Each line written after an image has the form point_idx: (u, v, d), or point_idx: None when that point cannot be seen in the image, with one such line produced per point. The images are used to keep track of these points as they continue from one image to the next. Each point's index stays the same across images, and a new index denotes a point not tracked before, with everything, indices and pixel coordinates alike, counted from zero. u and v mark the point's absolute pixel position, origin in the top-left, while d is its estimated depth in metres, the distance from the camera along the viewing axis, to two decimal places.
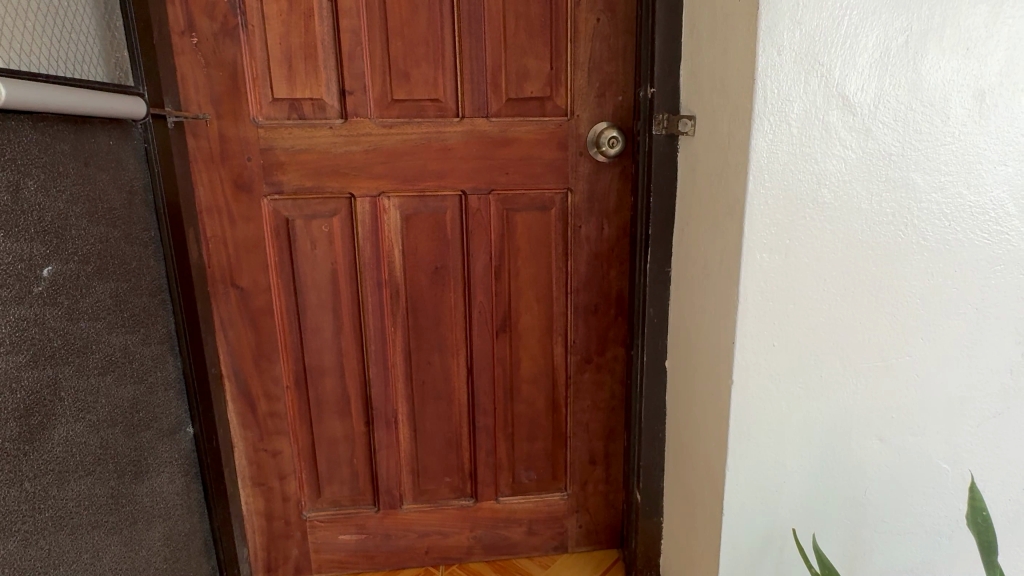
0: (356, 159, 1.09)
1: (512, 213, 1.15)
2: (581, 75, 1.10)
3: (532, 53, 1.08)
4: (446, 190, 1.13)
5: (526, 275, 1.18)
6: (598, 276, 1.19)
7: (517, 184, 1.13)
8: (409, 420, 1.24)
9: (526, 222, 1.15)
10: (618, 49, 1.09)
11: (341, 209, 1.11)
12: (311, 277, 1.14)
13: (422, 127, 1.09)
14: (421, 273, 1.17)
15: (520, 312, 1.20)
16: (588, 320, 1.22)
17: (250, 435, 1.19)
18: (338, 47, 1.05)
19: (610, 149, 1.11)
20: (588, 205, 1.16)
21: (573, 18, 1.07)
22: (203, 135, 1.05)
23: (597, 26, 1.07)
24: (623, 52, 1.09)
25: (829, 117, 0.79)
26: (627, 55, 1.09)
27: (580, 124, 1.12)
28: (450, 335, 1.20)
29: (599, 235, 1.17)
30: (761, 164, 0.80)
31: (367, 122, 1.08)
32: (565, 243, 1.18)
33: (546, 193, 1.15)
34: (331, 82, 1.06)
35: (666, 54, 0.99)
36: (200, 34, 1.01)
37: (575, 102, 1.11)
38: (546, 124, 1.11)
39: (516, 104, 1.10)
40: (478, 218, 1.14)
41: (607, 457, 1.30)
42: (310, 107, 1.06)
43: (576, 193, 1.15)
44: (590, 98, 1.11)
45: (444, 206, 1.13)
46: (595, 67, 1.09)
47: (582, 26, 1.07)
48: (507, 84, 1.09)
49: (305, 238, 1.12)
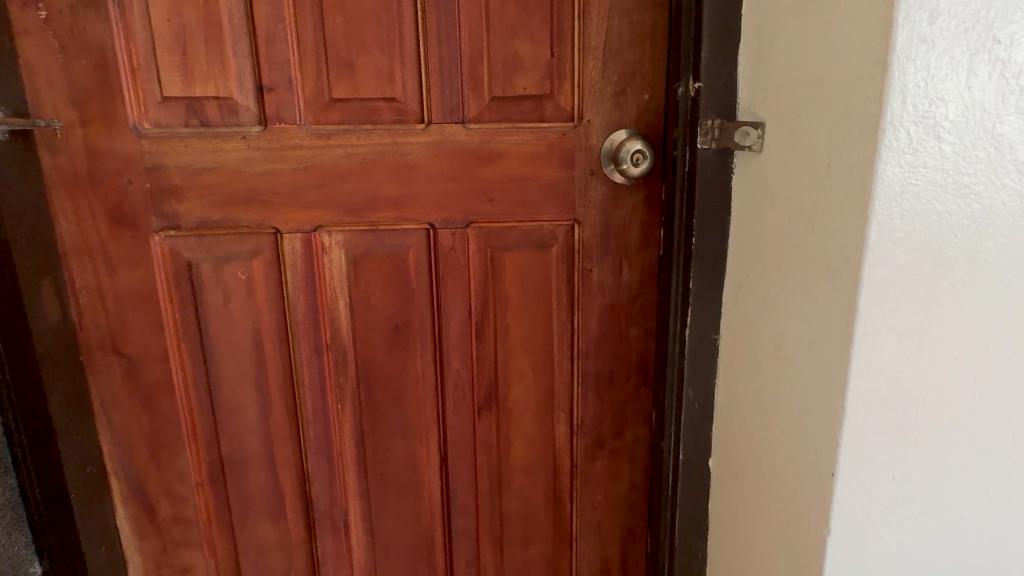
0: (281, 181, 0.79)
1: (498, 253, 0.85)
2: (594, 65, 0.79)
3: (524, 34, 0.78)
4: (408, 223, 0.82)
5: (518, 335, 0.88)
6: (614, 335, 0.89)
7: (506, 215, 0.83)
8: (364, 523, 0.94)
9: (517, 265, 0.86)
10: (645, 29, 0.79)
11: (264, 249, 0.81)
12: (226, 340, 0.84)
13: (373, 137, 0.79)
14: (376, 332, 0.86)
15: (510, 382, 0.90)
16: (601, 392, 0.92)
17: (150, 547, 0.90)
18: (252, 25, 0.75)
19: (634, 168, 0.80)
20: (601, 243, 0.85)
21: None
22: (64, 149, 0.75)
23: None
24: (652, 33, 0.79)
25: (1002, 127, 0.49)
26: (658, 38, 0.79)
27: (591, 132, 0.81)
28: (416, 413, 0.90)
29: (616, 281, 0.87)
30: (890, 202, 0.50)
31: (297, 131, 0.78)
32: (570, 292, 0.88)
33: (543, 225, 0.84)
34: (244, 73, 0.76)
35: (719, 29, 0.67)
36: (51, 7, 0.71)
37: (584, 103, 0.81)
38: (544, 133, 0.81)
39: (503, 105, 0.80)
40: (451, 260, 0.84)
41: (625, 564, 1.00)
42: (215, 108, 0.76)
43: (584, 226, 0.85)
44: (607, 97, 0.80)
45: (406, 243, 0.83)
46: (613, 52, 0.79)
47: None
48: (491, 77, 0.79)
49: (215, 288, 0.82)
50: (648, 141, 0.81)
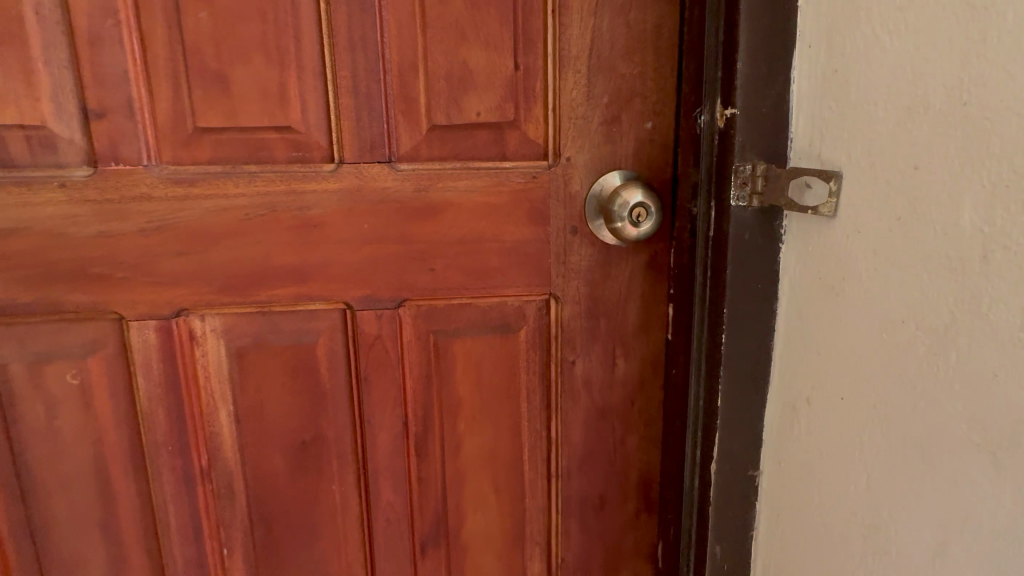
0: (125, 246, 0.54)
1: (444, 341, 0.61)
2: (576, 82, 0.56)
3: (476, 38, 0.55)
4: (314, 303, 0.58)
5: (473, 448, 0.64)
6: (606, 447, 0.66)
7: (454, 290, 0.60)
8: None
9: (471, 357, 0.62)
10: (647, 32, 0.56)
11: (102, 343, 0.56)
12: (52, 470, 0.59)
13: (259, 183, 0.55)
14: (274, 451, 0.62)
15: (465, 513, 0.66)
16: (588, 521, 0.68)
17: None
18: (72, 21, 0.51)
19: (631, 228, 0.57)
20: (588, 325, 0.62)
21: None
22: None
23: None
24: (656, 38, 0.56)
25: None
26: (665, 45, 0.56)
27: (573, 175, 0.58)
28: (334, 557, 0.65)
29: (607, 376, 0.64)
30: None
31: (146, 174, 0.54)
32: (545, 390, 0.64)
33: (507, 303, 0.61)
34: (63, 92, 0.52)
35: (765, 29, 0.44)
36: None
37: (562, 135, 0.57)
38: (506, 176, 0.58)
39: (448, 137, 0.57)
40: (377, 351, 0.60)
41: None
42: (19, 142, 0.52)
43: (564, 303, 0.61)
44: (594, 127, 0.57)
45: (313, 329, 0.59)
46: (602, 65, 0.56)
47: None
48: (429, 99, 0.56)
49: (32, 398, 0.57)
50: (651, 189, 0.58)
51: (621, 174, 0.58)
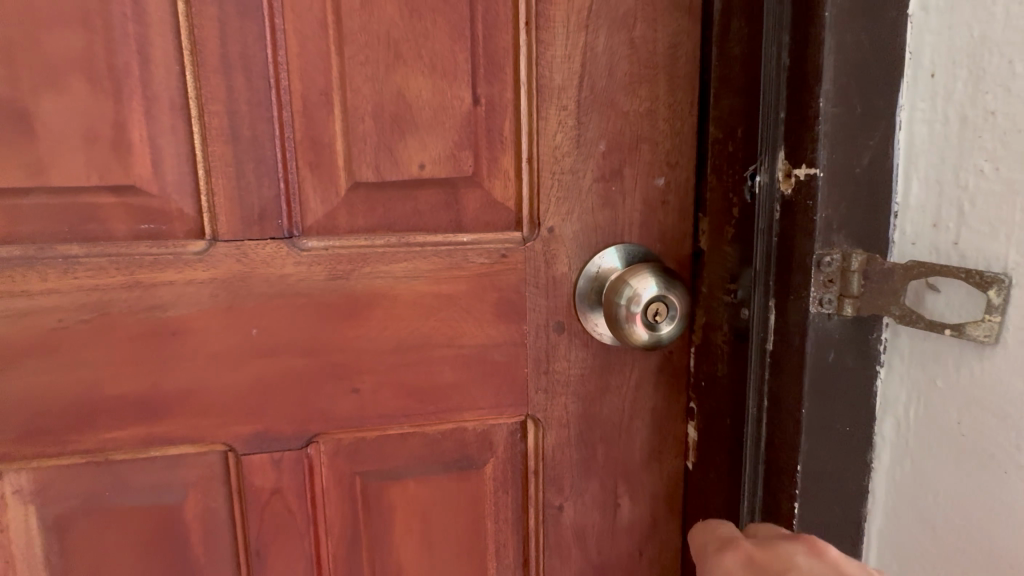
0: None
1: (377, 489, 0.42)
2: (561, 123, 0.40)
3: (416, 62, 0.38)
4: (178, 446, 0.39)
5: None
6: None
7: (389, 416, 0.41)
8: None
9: (416, 508, 0.43)
10: (658, 54, 0.40)
11: None
12: None
13: (84, 272, 0.36)
14: None
15: None
16: None
17: None
18: None
19: (644, 329, 0.39)
20: (580, 455, 0.45)
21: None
22: None
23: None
24: (670, 61, 0.40)
25: None
26: (682, 72, 0.40)
27: (557, 252, 0.41)
28: None
29: (608, 523, 0.46)
30: None
31: None
32: (522, 547, 0.46)
33: (465, 431, 0.43)
34: None
35: (859, 47, 0.29)
36: None
37: (543, 196, 0.41)
38: (461, 254, 0.40)
39: (378, 200, 0.40)
40: (277, 510, 0.41)
41: None
42: None
43: (546, 427, 0.44)
44: (587, 184, 0.41)
45: (178, 483, 0.40)
46: (597, 99, 0.40)
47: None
48: (350, 147, 0.39)
49: None
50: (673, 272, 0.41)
51: (626, 249, 0.42)
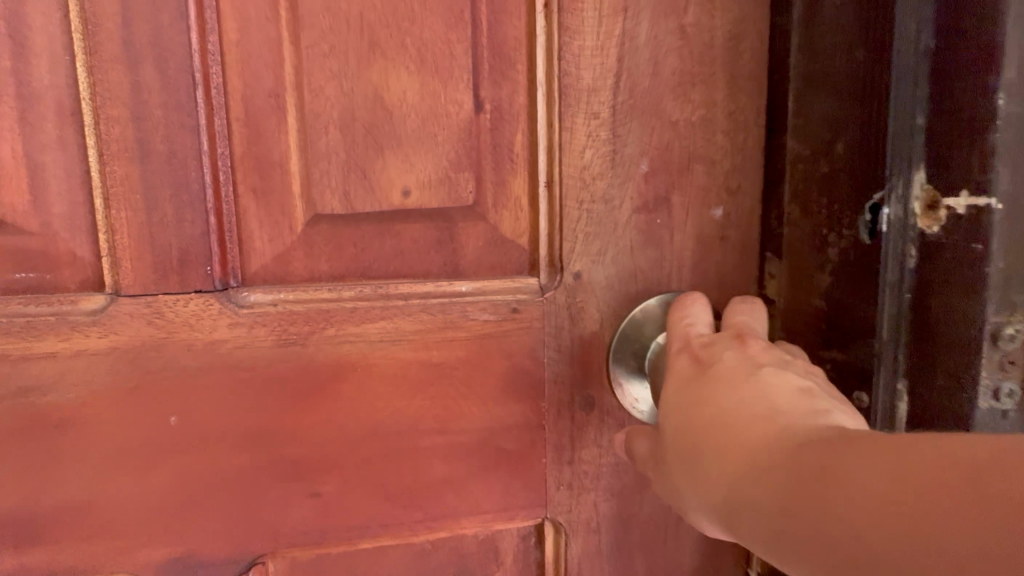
0: None
1: None
2: (591, 137, 0.30)
3: (399, 56, 0.29)
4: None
5: None
6: None
7: (360, 528, 0.31)
8: None
9: None
10: (715, 48, 0.31)
11: None
12: None
13: None
14: None
15: None
16: None
17: None
18: None
19: None
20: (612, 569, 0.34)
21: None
22: None
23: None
24: (732, 58, 0.31)
25: None
26: (746, 73, 0.31)
27: (586, 304, 0.31)
28: None
29: None
30: None
31: None
32: None
33: (463, 543, 0.32)
34: None
35: None
36: None
37: (566, 232, 0.31)
38: (459, 310, 0.30)
39: (347, 238, 0.30)
40: None
41: None
42: None
43: (569, 535, 0.33)
44: (625, 217, 0.31)
45: None
46: (637, 105, 0.30)
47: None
48: (310, 168, 0.29)
49: None
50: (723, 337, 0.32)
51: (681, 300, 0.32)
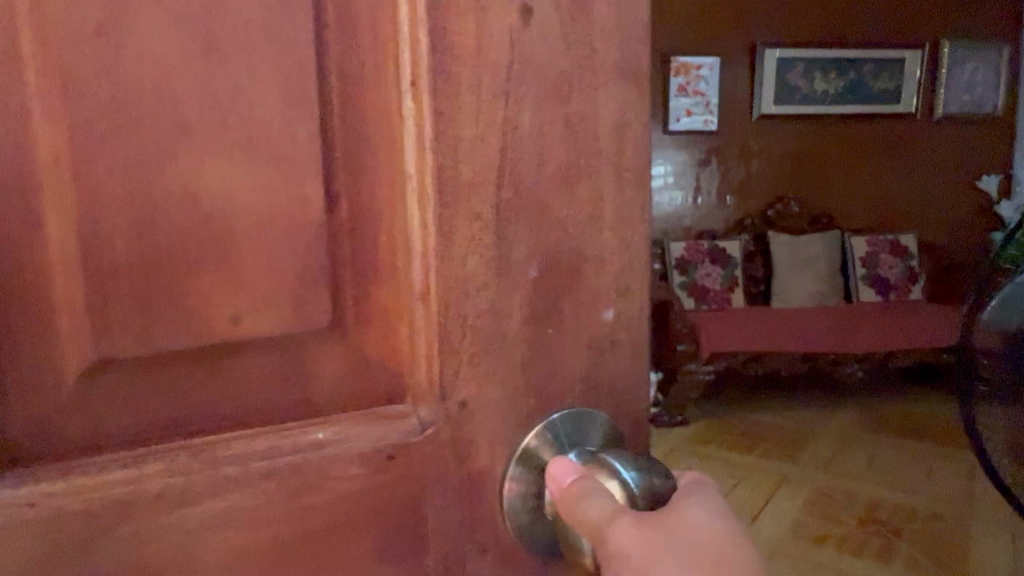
0: None
1: None
2: (472, 242, 0.25)
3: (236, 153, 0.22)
4: None
5: None
6: None
7: None
8: None
9: None
10: (601, 138, 0.26)
11: None
12: None
13: None
14: None
15: None
16: None
17: None
18: None
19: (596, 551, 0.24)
20: None
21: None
22: None
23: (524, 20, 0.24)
24: (616, 147, 0.26)
25: None
26: (629, 161, 0.26)
27: (475, 441, 0.26)
28: None
29: None
30: None
31: None
32: None
33: None
34: None
35: None
36: None
37: (446, 358, 0.25)
38: (319, 468, 0.23)
39: (164, 386, 0.22)
40: None
41: None
42: None
43: None
44: (514, 334, 0.26)
45: None
46: (525, 209, 0.25)
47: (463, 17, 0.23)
48: (101, 303, 0.21)
49: None
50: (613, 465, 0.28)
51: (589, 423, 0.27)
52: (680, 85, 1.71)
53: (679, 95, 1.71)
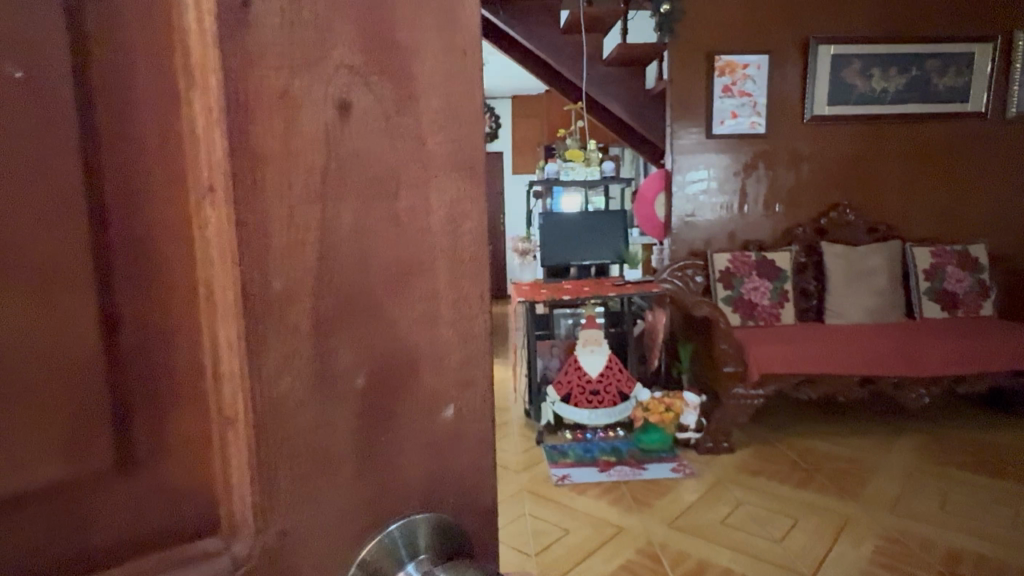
0: None
1: None
2: (303, 389, 0.17)
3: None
4: None
5: None
6: None
7: None
8: None
9: None
10: (458, 236, 0.19)
11: None
12: None
13: None
14: None
15: None
16: None
17: None
18: None
19: None
20: None
21: (205, 25, 0.15)
22: None
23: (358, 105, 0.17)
24: (451, 244, 0.19)
25: None
26: (469, 260, 0.20)
27: None
28: None
29: None
30: None
31: None
32: None
33: None
34: None
35: None
36: None
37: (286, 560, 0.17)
38: None
39: None
40: None
41: None
42: None
43: None
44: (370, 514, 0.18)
45: None
46: (362, 340, 0.17)
47: (268, 75, 0.15)
48: None
49: None
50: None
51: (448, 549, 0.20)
52: (725, 86, 1.61)
53: (723, 96, 1.61)
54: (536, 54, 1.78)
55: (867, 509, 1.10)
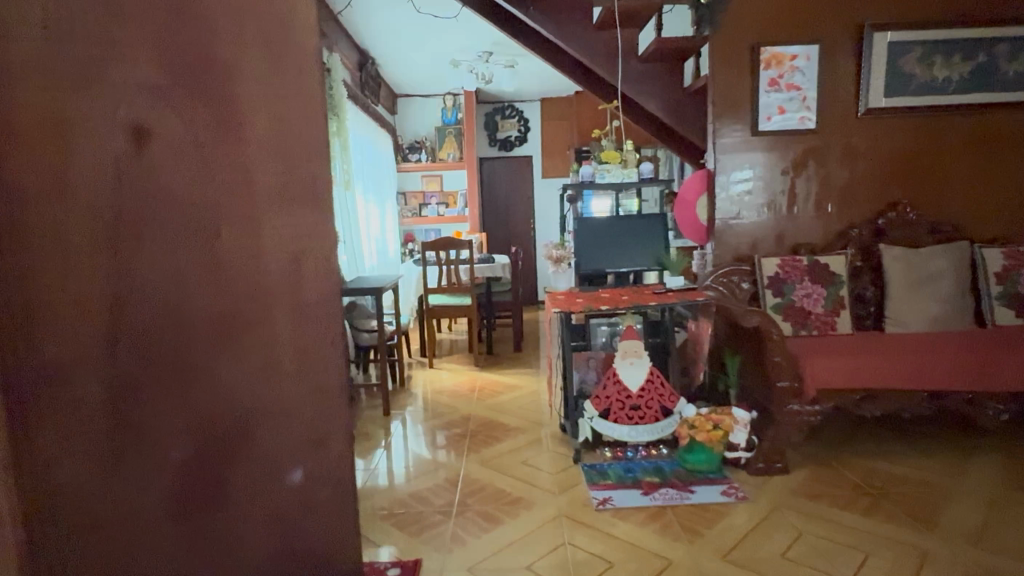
0: None
1: None
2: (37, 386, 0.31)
3: None
4: None
5: None
6: None
7: None
8: None
9: None
10: (251, 298, 0.43)
11: None
12: None
13: None
14: None
15: None
16: None
17: None
18: None
19: None
20: None
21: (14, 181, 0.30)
22: None
23: (137, 126, 0.35)
24: (249, 309, 0.43)
25: None
26: (253, 320, 0.43)
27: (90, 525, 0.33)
28: None
29: None
30: None
31: None
32: None
33: None
34: None
35: None
36: None
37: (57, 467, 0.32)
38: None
39: None
40: None
41: None
42: None
43: None
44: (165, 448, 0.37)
45: None
46: (122, 225, 0.34)
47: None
48: None
49: None
50: (245, 413, 0.43)
51: None
52: (771, 79, 1.51)
53: (770, 90, 1.51)
54: (568, 53, 1.70)
55: (980, 553, 0.96)
